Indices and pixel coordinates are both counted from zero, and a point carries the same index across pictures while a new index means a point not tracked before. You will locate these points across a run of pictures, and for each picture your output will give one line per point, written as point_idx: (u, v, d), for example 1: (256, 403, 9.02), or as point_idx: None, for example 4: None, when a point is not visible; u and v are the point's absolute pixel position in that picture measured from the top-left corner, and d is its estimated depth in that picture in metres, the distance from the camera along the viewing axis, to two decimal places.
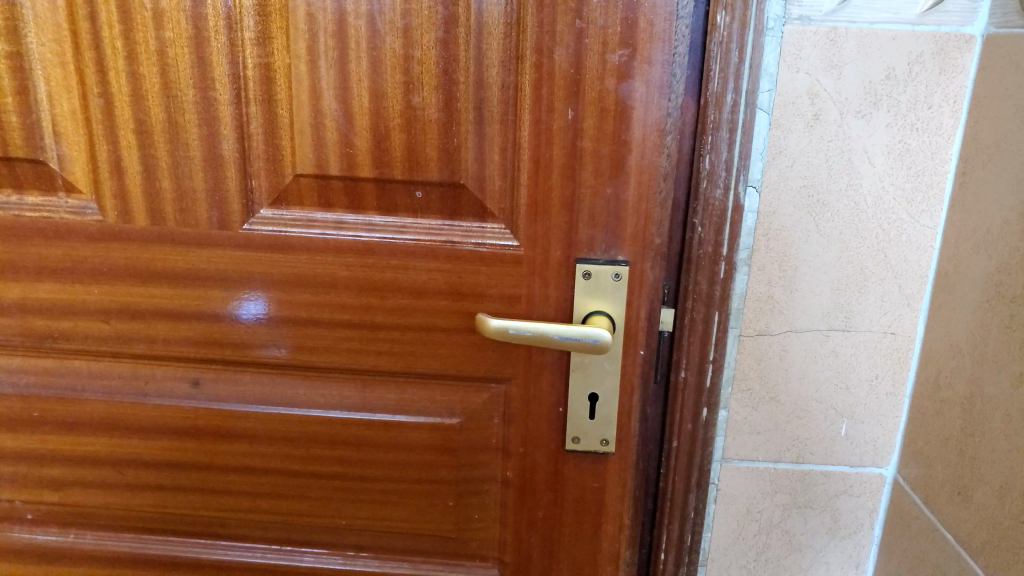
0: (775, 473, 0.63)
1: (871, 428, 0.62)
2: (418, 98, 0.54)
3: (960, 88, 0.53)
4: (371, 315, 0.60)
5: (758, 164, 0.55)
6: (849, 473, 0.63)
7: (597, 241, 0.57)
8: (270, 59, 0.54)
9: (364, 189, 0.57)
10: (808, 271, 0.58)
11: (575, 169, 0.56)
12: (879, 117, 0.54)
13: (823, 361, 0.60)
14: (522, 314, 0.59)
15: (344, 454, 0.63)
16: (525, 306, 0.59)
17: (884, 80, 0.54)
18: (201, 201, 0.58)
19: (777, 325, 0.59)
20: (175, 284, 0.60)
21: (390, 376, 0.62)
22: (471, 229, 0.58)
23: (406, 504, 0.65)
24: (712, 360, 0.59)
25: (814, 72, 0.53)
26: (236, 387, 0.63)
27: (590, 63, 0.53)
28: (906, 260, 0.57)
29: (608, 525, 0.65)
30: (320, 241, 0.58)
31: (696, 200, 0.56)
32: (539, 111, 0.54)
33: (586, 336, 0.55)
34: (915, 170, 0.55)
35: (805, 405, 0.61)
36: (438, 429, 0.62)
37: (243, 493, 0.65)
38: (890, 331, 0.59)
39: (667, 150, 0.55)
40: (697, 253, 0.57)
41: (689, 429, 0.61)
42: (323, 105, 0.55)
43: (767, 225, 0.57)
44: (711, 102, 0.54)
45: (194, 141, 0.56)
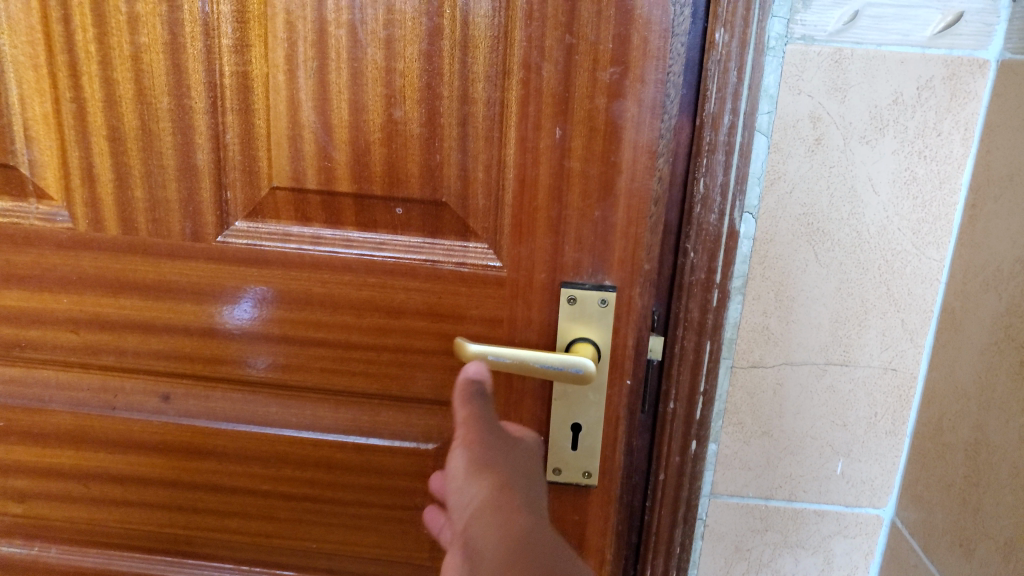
0: (766, 511, 0.60)
1: (868, 468, 0.59)
2: (400, 112, 0.52)
3: (972, 115, 0.50)
4: (347, 334, 0.58)
5: (755, 189, 0.53)
6: (844, 512, 0.60)
7: (583, 265, 0.55)
8: (248, 67, 0.52)
9: (342, 204, 0.55)
10: (805, 302, 0.55)
11: (562, 190, 0.53)
12: (885, 143, 0.51)
13: (819, 396, 0.57)
14: (504, 338, 0.57)
15: (316, 476, 0.62)
16: (507, 329, 0.57)
17: (891, 105, 0.51)
18: (174, 211, 0.56)
19: (771, 357, 0.56)
20: (146, 296, 0.58)
21: (365, 398, 0.60)
22: (453, 248, 0.56)
23: (378, 530, 0.63)
24: (703, 392, 0.56)
25: (816, 95, 0.51)
26: (207, 404, 0.61)
27: (580, 81, 0.51)
28: (910, 294, 0.54)
29: (587, 559, 0.62)
30: (296, 257, 0.56)
31: (689, 224, 0.53)
32: (525, 129, 0.52)
33: (570, 364, 0.53)
34: (922, 200, 0.52)
35: (799, 441, 0.58)
36: (413, 453, 0.61)
37: (212, 511, 0.64)
38: (891, 367, 0.56)
39: (659, 172, 0.53)
40: (689, 280, 0.54)
41: (677, 463, 0.58)
42: (301, 116, 0.53)
43: (763, 253, 0.54)
44: (707, 123, 0.51)
45: (168, 150, 0.54)
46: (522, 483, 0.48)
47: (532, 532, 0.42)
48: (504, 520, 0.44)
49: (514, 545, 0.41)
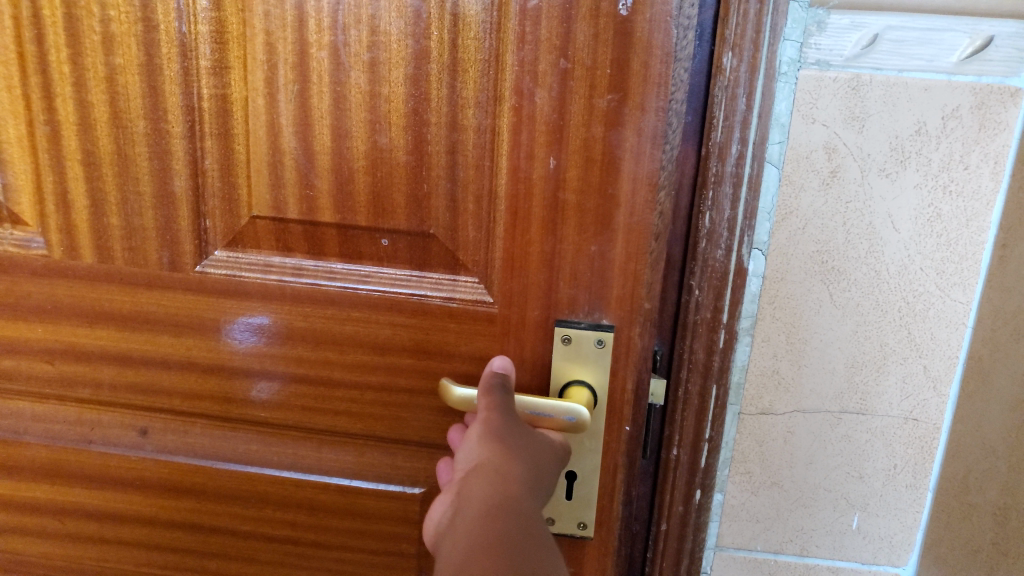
0: (776, 566, 0.56)
1: (887, 524, 0.54)
2: (385, 139, 0.49)
3: (1003, 147, 0.46)
4: (328, 370, 0.55)
5: (765, 224, 0.49)
6: (860, 570, 0.55)
7: (579, 302, 0.52)
8: (227, 90, 0.50)
9: (325, 234, 0.52)
10: (819, 345, 0.51)
11: (557, 223, 0.50)
12: (906, 177, 0.47)
13: (834, 446, 0.53)
14: None
15: (298, 518, 0.59)
16: None
17: (913, 135, 0.47)
18: (151, 239, 0.54)
19: (782, 404, 0.52)
20: (122, 327, 0.56)
21: (349, 437, 0.57)
22: (441, 281, 0.53)
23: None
24: (708, 439, 0.52)
25: (832, 124, 0.47)
26: (185, 440, 0.59)
27: (575, 108, 0.48)
28: (934, 338, 0.50)
29: None
30: (277, 289, 0.54)
31: (694, 259, 0.49)
32: (517, 157, 0.49)
33: (563, 412, 0.49)
34: (947, 238, 0.48)
35: (811, 494, 0.54)
36: (399, 497, 0.58)
37: (190, 551, 0.62)
38: (912, 417, 0.51)
39: (660, 207, 0.49)
40: (694, 319, 0.50)
41: (680, 512, 0.54)
42: (282, 142, 0.50)
43: (773, 292, 0.50)
44: (713, 153, 0.47)
45: (145, 176, 0.52)
46: (531, 478, 0.43)
47: (520, 522, 0.38)
48: (500, 482, 0.41)
49: (500, 512, 0.39)
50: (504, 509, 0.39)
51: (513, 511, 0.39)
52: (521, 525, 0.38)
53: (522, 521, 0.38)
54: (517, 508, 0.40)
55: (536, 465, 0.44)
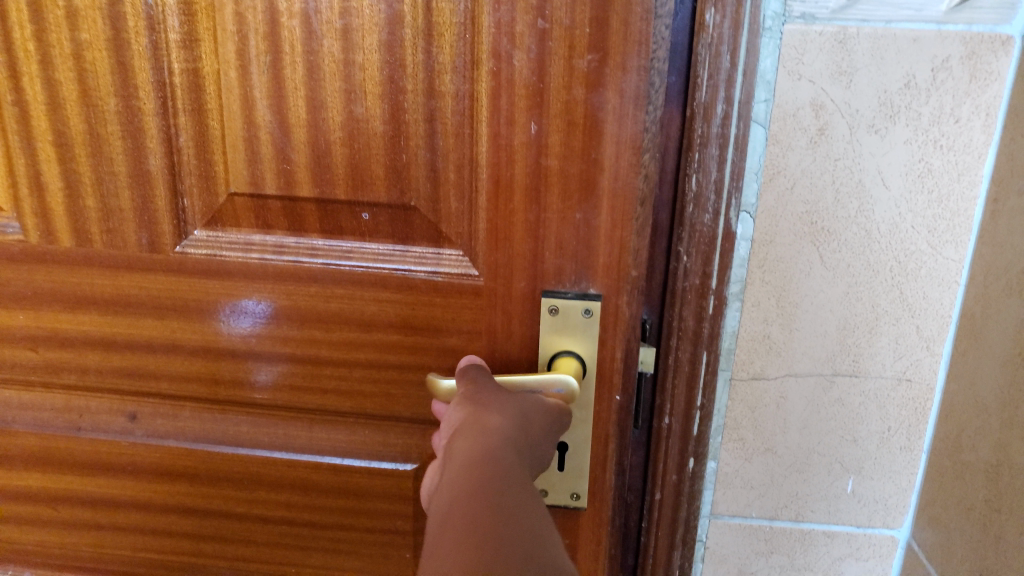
0: (771, 532, 0.55)
1: (882, 486, 0.53)
2: (361, 109, 0.48)
3: (994, 98, 0.45)
4: (315, 349, 0.55)
5: (752, 185, 0.47)
6: (855, 534, 0.54)
7: (566, 272, 0.51)
8: (198, 63, 0.48)
9: (305, 210, 0.51)
10: (809, 308, 0.49)
11: (540, 191, 0.49)
12: (896, 132, 0.46)
13: (827, 411, 0.52)
14: (484, 351, 0.54)
15: (292, 498, 0.59)
16: (487, 342, 0.53)
17: (902, 89, 0.45)
18: (129, 221, 0.53)
19: (774, 368, 0.51)
20: (104, 311, 0.55)
21: (339, 416, 0.57)
22: (425, 255, 0.52)
23: (359, 553, 0.60)
24: (700, 407, 0.51)
25: (818, 80, 0.45)
26: (175, 424, 0.59)
27: (554, 70, 0.46)
28: (926, 298, 0.49)
29: None
30: (259, 267, 0.53)
31: (682, 225, 0.49)
32: (498, 124, 0.48)
33: (551, 384, 0.49)
34: (938, 195, 0.47)
35: (806, 459, 0.53)
36: (392, 475, 0.58)
37: (187, 535, 0.62)
38: (906, 378, 0.50)
39: (644, 170, 0.48)
40: (682, 286, 0.49)
41: (674, 481, 0.53)
42: (257, 115, 0.49)
43: (762, 255, 0.49)
44: (698, 114, 0.46)
45: (119, 155, 0.51)
46: (516, 435, 0.42)
47: (503, 474, 0.37)
48: (480, 434, 0.41)
49: (482, 463, 0.38)
50: (487, 461, 0.38)
51: (495, 463, 0.38)
52: (504, 477, 0.37)
53: (505, 474, 0.37)
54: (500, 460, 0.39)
55: (520, 424, 0.44)
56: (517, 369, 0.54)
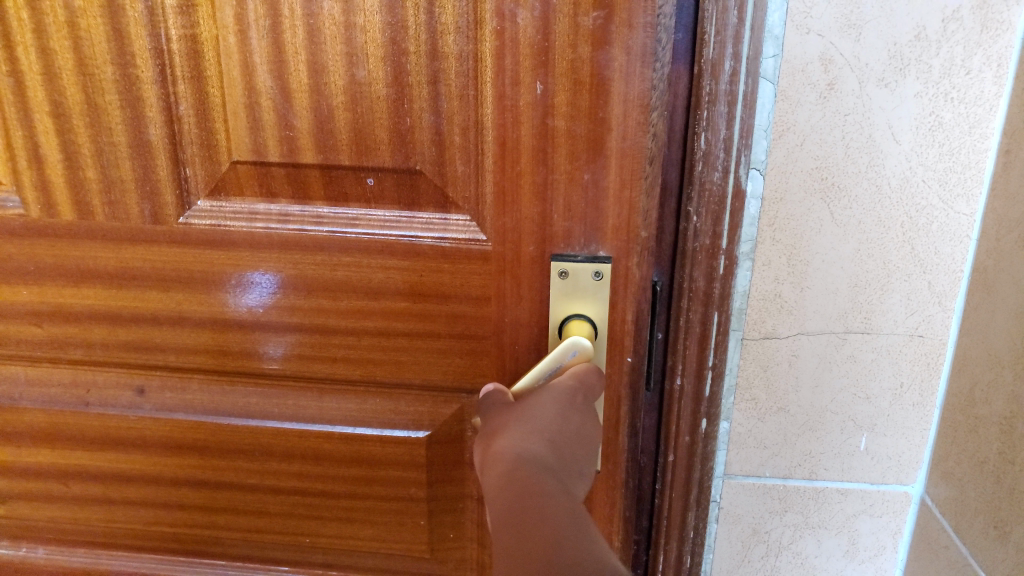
0: (784, 491, 0.55)
1: (894, 443, 0.53)
2: (363, 72, 0.47)
3: (1006, 48, 0.44)
4: (323, 319, 0.54)
5: (761, 143, 0.47)
6: (870, 491, 0.54)
7: (575, 235, 0.51)
8: (196, 29, 0.48)
9: (309, 176, 0.51)
10: (820, 266, 0.49)
11: (548, 152, 0.48)
12: (906, 85, 0.45)
13: (839, 368, 0.51)
14: (493, 316, 0.53)
15: (304, 469, 0.59)
16: (496, 307, 0.53)
17: (912, 41, 0.44)
18: (131, 192, 0.52)
19: (785, 327, 0.50)
20: (108, 285, 0.55)
21: (349, 385, 0.57)
22: (432, 220, 0.52)
23: (373, 521, 0.61)
24: (712, 367, 0.51)
25: (827, 34, 0.44)
26: (184, 397, 0.59)
27: (560, 28, 0.46)
28: (937, 253, 0.48)
29: None
30: (264, 236, 0.52)
31: (691, 184, 0.48)
32: (503, 84, 0.47)
33: (564, 351, 0.49)
34: (949, 148, 0.46)
35: (819, 417, 0.53)
36: (404, 442, 0.58)
37: (199, 507, 0.62)
38: (917, 333, 0.50)
39: (653, 128, 0.47)
40: (693, 247, 0.49)
41: (687, 442, 0.53)
42: (257, 82, 0.48)
43: (773, 214, 0.48)
44: (706, 70, 0.45)
45: (118, 125, 0.51)
46: (531, 435, 0.43)
47: (537, 482, 0.37)
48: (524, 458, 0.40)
49: (516, 475, 0.38)
50: (520, 465, 0.39)
51: (528, 468, 0.39)
52: (540, 480, 0.37)
53: (543, 480, 0.38)
54: (531, 461, 0.40)
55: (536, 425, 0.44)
56: (527, 334, 0.54)
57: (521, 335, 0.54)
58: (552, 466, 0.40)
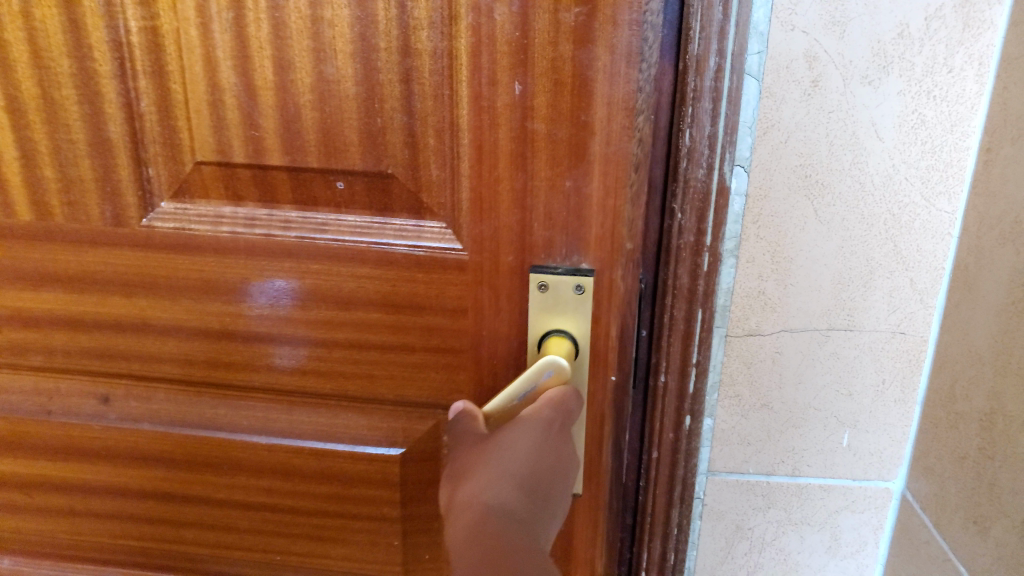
0: (768, 487, 0.55)
1: (877, 439, 0.53)
2: (331, 69, 0.46)
3: (987, 47, 0.44)
4: (293, 328, 0.54)
5: (746, 140, 0.46)
6: (852, 487, 0.55)
7: (556, 245, 0.50)
8: (157, 20, 0.47)
9: (276, 178, 0.50)
10: (804, 263, 0.49)
11: (527, 156, 0.48)
12: (890, 83, 0.45)
13: (822, 365, 0.51)
14: (472, 327, 0.53)
15: (273, 484, 0.60)
16: (473, 318, 0.52)
17: (896, 39, 0.44)
18: (91, 192, 0.52)
19: (769, 324, 0.50)
20: (69, 288, 0.55)
21: (320, 399, 0.57)
22: (405, 227, 0.51)
23: (345, 540, 0.62)
24: (695, 364, 0.51)
25: (812, 31, 0.44)
26: (149, 406, 0.59)
27: (540, 24, 0.45)
28: (920, 251, 0.48)
29: (579, 559, 0.61)
30: (229, 240, 0.52)
31: (675, 181, 0.47)
32: (479, 84, 0.46)
33: (540, 371, 0.47)
34: (932, 146, 0.46)
35: (801, 414, 0.53)
36: (378, 459, 0.58)
37: (166, 521, 0.63)
38: (899, 330, 0.50)
39: (638, 133, 0.47)
40: (677, 244, 0.48)
41: (671, 440, 0.53)
42: (221, 78, 0.47)
43: (757, 211, 0.47)
44: (691, 67, 0.44)
45: (76, 121, 0.50)
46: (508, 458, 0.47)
47: None
48: None
49: None
50: None
51: None
52: None
53: None
54: None
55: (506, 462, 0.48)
56: (506, 347, 0.53)
57: (499, 348, 0.53)
58: None
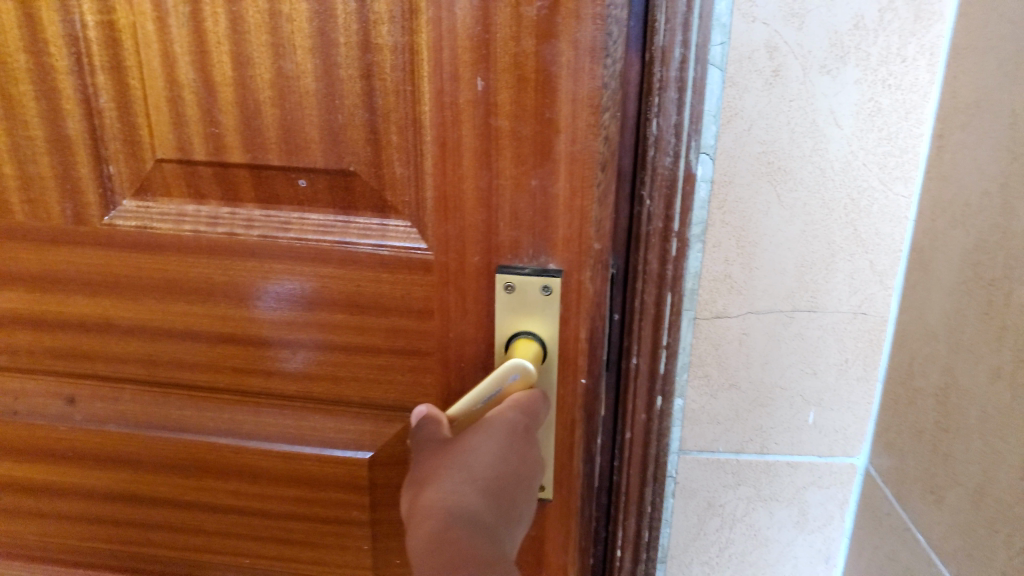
0: (737, 465, 0.57)
1: (841, 416, 0.55)
2: (290, 64, 0.46)
3: (938, 38, 0.45)
4: (256, 329, 0.54)
5: (710, 128, 0.48)
6: (818, 463, 0.57)
7: (523, 246, 0.50)
8: (112, 15, 0.46)
9: (238, 176, 0.50)
10: (768, 247, 0.50)
11: (492, 154, 0.47)
12: (847, 73, 0.46)
13: (787, 345, 0.53)
14: (439, 328, 0.53)
15: (241, 487, 0.61)
16: (440, 320, 0.53)
17: (852, 30, 0.45)
18: (50, 190, 0.53)
19: (735, 306, 0.52)
20: (31, 289, 0.56)
21: (287, 402, 0.57)
22: (369, 225, 0.51)
23: (315, 543, 0.62)
24: (666, 346, 0.52)
25: (771, 22, 0.45)
26: (114, 407, 0.60)
27: (502, 19, 0.44)
28: (878, 233, 0.50)
29: (551, 560, 0.61)
30: (192, 239, 0.52)
31: (643, 169, 0.48)
32: (441, 80, 0.46)
33: (505, 374, 0.48)
34: (887, 133, 0.48)
35: (768, 393, 0.55)
36: (346, 462, 0.58)
37: (135, 523, 0.64)
38: (860, 311, 0.52)
39: (604, 131, 0.46)
40: (646, 230, 0.49)
41: (643, 420, 0.54)
42: (180, 74, 0.47)
43: (722, 197, 0.49)
44: (657, 58, 0.45)
45: (34, 118, 0.50)
46: (472, 472, 0.42)
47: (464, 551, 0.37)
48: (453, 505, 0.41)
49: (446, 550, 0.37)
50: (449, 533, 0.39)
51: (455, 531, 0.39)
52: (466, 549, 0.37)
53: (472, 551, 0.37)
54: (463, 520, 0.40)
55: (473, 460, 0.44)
56: (473, 350, 0.53)
57: (466, 351, 0.53)
58: (481, 531, 0.39)
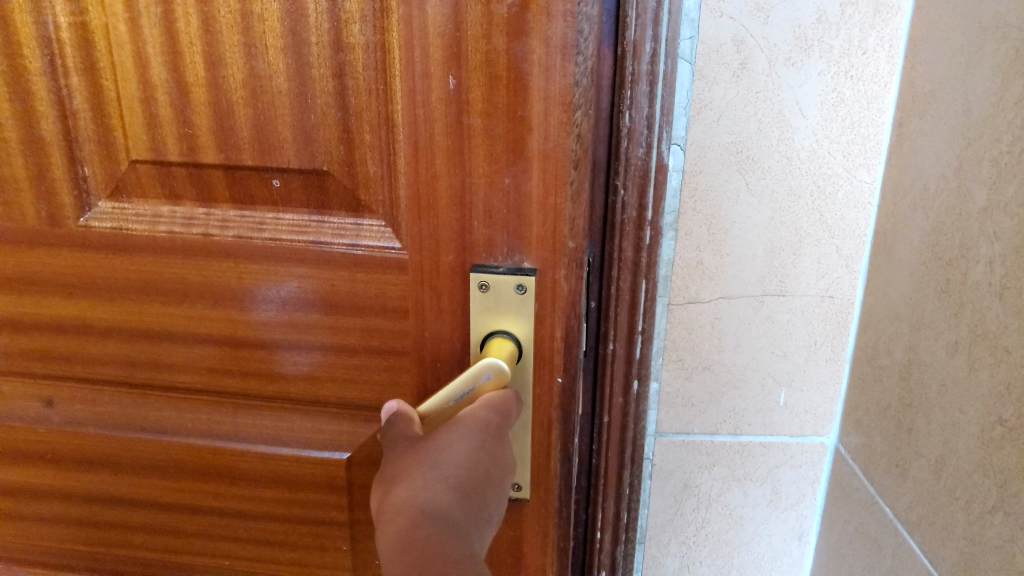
0: (712, 446, 0.59)
1: (810, 397, 0.57)
2: (262, 64, 0.47)
3: (896, 30, 0.47)
4: (233, 329, 0.55)
5: (681, 119, 0.49)
6: (789, 443, 0.59)
7: (497, 244, 0.50)
8: (85, 16, 0.47)
9: (212, 177, 0.51)
10: (738, 234, 0.52)
11: (465, 153, 0.48)
12: (812, 64, 0.48)
13: (758, 329, 0.55)
14: (414, 328, 0.53)
15: (220, 488, 0.61)
16: (416, 320, 0.53)
17: (815, 23, 0.47)
18: (26, 192, 0.53)
19: (707, 292, 0.54)
20: (7, 290, 0.56)
21: (263, 403, 0.57)
22: (344, 225, 0.51)
23: (295, 544, 0.62)
24: (641, 331, 0.53)
25: (738, 17, 0.47)
26: (91, 409, 0.60)
27: (472, 17, 0.45)
28: (843, 219, 0.52)
29: (531, 555, 0.62)
30: (167, 239, 0.52)
31: (617, 159, 0.49)
32: (413, 79, 0.46)
33: (480, 372, 0.49)
34: (851, 122, 0.49)
35: (741, 375, 0.56)
36: (324, 462, 0.59)
37: (114, 525, 0.64)
38: (828, 294, 0.54)
39: (577, 129, 0.47)
40: (621, 219, 0.50)
41: (620, 403, 0.56)
42: (152, 75, 0.47)
43: (693, 186, 0.51)
44: (629, 52, 0.46)
45: (9, 120, 0.51)
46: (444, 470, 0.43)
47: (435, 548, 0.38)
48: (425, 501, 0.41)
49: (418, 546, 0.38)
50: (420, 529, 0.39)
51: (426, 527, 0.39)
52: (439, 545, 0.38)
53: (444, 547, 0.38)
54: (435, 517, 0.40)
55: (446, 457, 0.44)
56: (449, 348, 0.54)
57: (442, 350, 0.54)
58: (453, 528, 0.40)
